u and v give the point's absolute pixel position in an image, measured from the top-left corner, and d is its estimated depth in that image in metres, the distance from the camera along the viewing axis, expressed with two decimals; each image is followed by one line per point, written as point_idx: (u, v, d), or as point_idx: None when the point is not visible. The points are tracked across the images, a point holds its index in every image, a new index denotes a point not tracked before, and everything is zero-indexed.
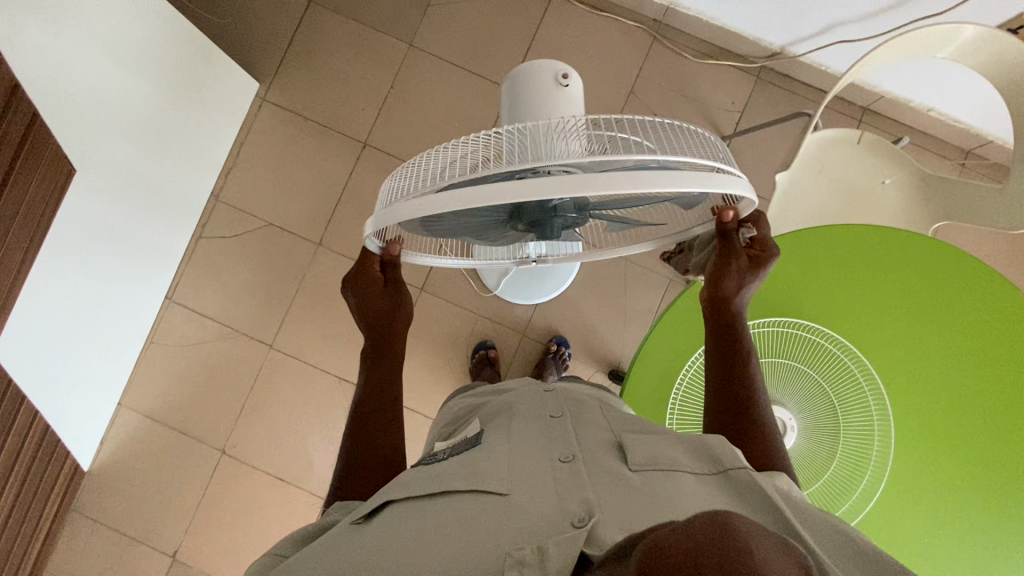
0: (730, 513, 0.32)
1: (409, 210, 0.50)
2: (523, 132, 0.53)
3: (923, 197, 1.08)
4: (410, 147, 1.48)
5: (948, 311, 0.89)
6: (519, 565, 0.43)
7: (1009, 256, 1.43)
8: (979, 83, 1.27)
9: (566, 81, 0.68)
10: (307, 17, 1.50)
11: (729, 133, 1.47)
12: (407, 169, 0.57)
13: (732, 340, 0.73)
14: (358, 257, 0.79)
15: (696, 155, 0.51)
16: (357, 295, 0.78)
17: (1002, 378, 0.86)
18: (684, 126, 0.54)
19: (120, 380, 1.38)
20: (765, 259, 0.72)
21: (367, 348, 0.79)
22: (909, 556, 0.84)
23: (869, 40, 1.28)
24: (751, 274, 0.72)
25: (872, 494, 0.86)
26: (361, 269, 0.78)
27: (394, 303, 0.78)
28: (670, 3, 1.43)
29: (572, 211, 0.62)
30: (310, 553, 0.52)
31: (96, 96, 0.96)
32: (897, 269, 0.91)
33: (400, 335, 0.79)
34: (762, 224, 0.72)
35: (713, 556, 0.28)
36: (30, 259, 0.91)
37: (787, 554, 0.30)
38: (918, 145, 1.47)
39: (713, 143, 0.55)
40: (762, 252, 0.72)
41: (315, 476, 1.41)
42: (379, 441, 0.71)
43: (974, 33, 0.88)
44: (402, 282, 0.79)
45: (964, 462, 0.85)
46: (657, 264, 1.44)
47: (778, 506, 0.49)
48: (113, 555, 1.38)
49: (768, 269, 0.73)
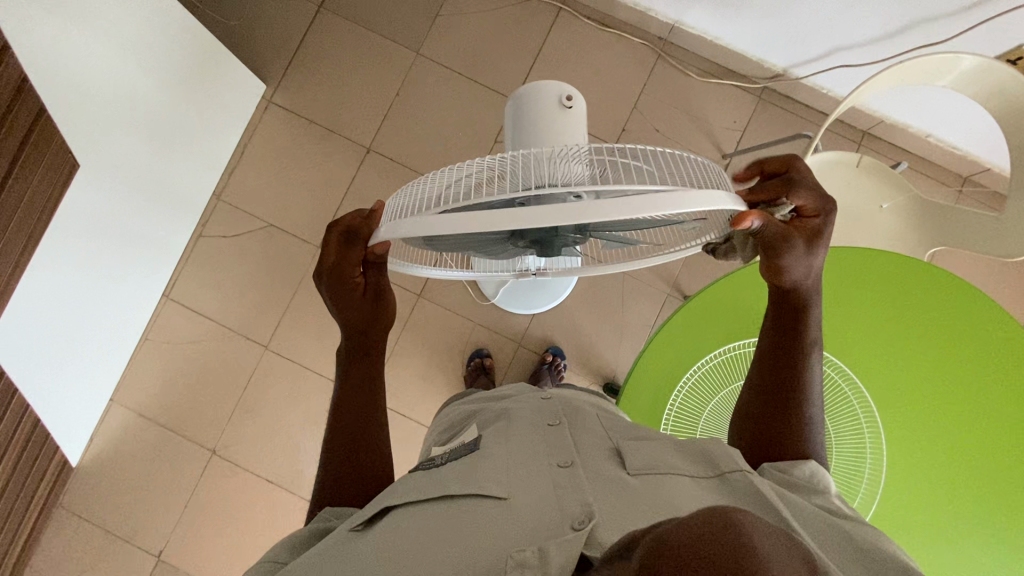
0: (730, 507, 0.32)
1: (412, 225, 0.50)
2: (527, 156, 0.53)
3: (922, 223, 1.09)
4: (414, 155, 1.49)
5: (919, 314, 0.91)
6: (521, 566, 0.44)
7: (1002, 284, 1.44)
8: (977, 112, 1.29)
9: (570, 103, 0.68)
10: (317, 22, 1.51)
11: (730, 152, 1.48)
12: (410, 187, 0.57)
13: (793, 327, 0.69)
14: (331, 262, 0.68)
15: (700, 183, 0.51)
16: (338, 300, 0.72)
17: (977, 369, 0.88)
18: (686, 156, 0.54)
19: (113, 376, 1.37)
20: (826, 220, 0.63)
21: (344, 347, 0.77)
22: (920, 555, 0.84)
23: (869, 66, 1.30)
24: (816, 248, 0.63)
25: (873, 497, 0.87)
26: (337, 275, 0.69)
27: (377, 309, 0.74)
28: (676, 22, 1.45)
29: (573, 232, 0.62)
30: (308, 564, 0.52)
31: (102, 91, 0.96)
32: (870, 277, 0.93)
33: (381, 340, 0.76)
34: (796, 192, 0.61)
35: (714, 549, 0.28)
36: (30, 250, 0.91)
37: (788, 547, 0.31)
38: (917, 171, 1.49)
39: (715, 171, 0.56)
40: (816, 216, 0.63)
41: (305, 480, 1.40)
42: (371, 445, 0.71)
43: (974, 63, 0.90)
44: (384, 285, 0.73)
45: (956, 456, 0.86)
46: (655, 279, 1.45)
47: (775, 506, 0.49)
48: (97, 552, 1.37)
49: (824, 232, 0.63)
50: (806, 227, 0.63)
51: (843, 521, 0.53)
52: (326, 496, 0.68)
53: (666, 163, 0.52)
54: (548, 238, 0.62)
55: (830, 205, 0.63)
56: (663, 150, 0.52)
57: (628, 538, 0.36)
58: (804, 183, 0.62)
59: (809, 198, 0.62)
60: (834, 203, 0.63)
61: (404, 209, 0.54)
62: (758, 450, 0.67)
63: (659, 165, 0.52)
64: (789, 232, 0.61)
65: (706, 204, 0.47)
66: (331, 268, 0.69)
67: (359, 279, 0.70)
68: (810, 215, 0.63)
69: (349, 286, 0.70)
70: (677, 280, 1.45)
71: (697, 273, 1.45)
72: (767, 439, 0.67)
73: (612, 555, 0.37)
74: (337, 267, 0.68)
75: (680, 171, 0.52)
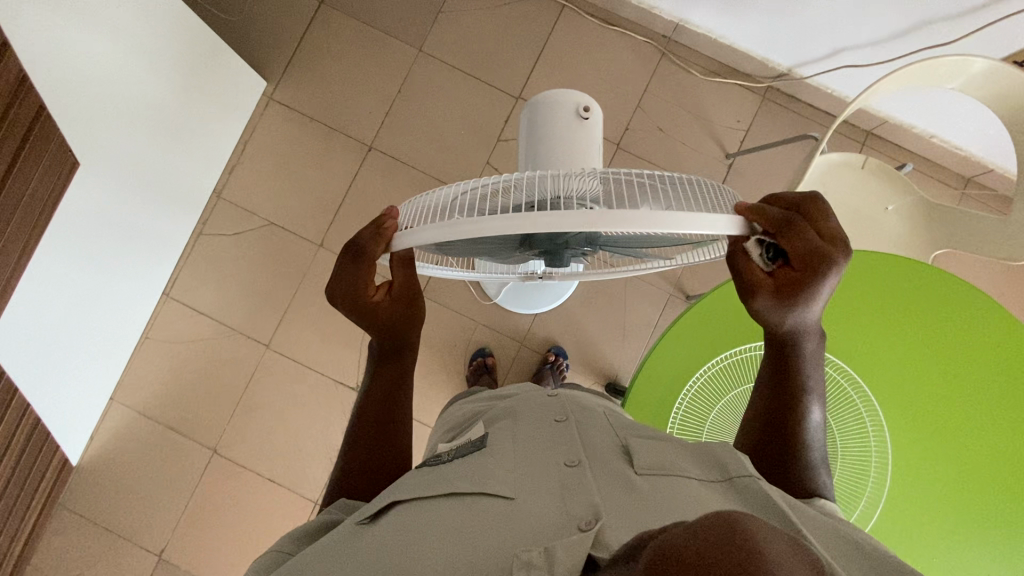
0: (743, 513, 0.31)
1: (432, 233, 0.49)
2: (541, 176, 0.52)
3: (925, 225, 1.09)
4: (416, 154, 1.48)
5: (924, 316, 0.91)
6: (528, 567, 0.43)
7: (1004, 286, 1.44)
8: (980, 113, 1.29)
9: (587, 113, 0.69)
10: (318, 18, 1.50)
11: (733, 152, 1.48)
12: (421, 201, 0.56)
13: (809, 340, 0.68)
14: (348, 287, 0.65)
15: (713, 207, 0.51)
16: (364, 318, 0.70)
17: (981, 368, 0.88)
18: (701, 180, 0.54)
19: (114, 374, 1.37)
20: (814, 276, 0.56)
21: (372, 350, 0.76)
22: (928, 556, 0.84)
23: (876, 66, 1.29)
24: (792, 302, 0.59)
25: (879, 501, 0.87)
26: (356, 300, 0.66)
27: (406, 318, 0.71)
28: (680, 20, 1.44)
29: (584, 245, 0.62)
30: (314, 557, 0.52)
31: (102, 87, 0.95)
32: (876, 282, 0.92)
33: (411, 342, 0.75)
34: (789, 236, 0.55)
35: (730, 560, 0.27)
36: (31, 248, 0.91)
37: (801, 557, 0.30)
38: (921, 172, 1.49)
39: (728, 195, 0.56)
40: (800, 268, 0.56)
41: (307, 479, 1.40)
42: (388, 445, 0.71)
43: (983, 66, 0.90)
44: (413, 284, 0.69)
45: (961, 455, 0.86)
46: (657, 278, 1.44)
47: (784, 511, 0.49)
48: (98, 551, 1.36)
49: (817, 287, 0.57)
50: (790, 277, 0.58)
51: (850, 530, 0.53)
52: (340, 488, 0.69)
53: (685, 190, 0.53)
54: (558, 249, 0.62)
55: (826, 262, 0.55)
56: (677, 174, 0.52)
57: (635, 543, 0.35)
58: (795, 230, 0.55)
59: (793, 246, 0.55)
60: (832, 257, 0.55)
61: (418, 221, 0.54)
62: (762, 451, 0.68)
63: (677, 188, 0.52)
64: (757, 276, 0.60)
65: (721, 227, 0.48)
66: (344, 296, 0.66)
67: (378, 298, 0.68)
68: (798, 267, 0.57)
69: (369, 306, 0.68)
70: (680, 280, 1.44)
71: (700, 273, 1.45)
72: (771, 440, 0.68)
73: (619, 556, 0.37)
74: (349, 289, 0.65)
75: (696, 200, 0.52)
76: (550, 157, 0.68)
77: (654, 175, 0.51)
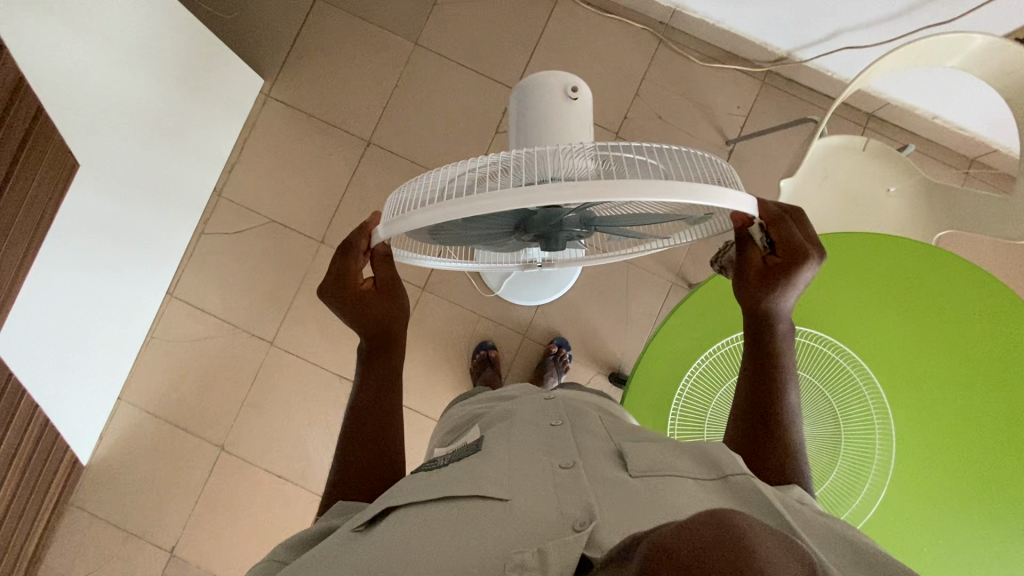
0: (732, 512, 0.31)
1: (425, 217, 0.50)
2: (531, 153, 0.52)
3: (927, 205, 1.08)
4: (415, 147, 1.48)
5: (933, 299, 0.90)
6: (521, 568, 0.44)
7: (1010, 266, 1.43)
8: (984, 91, 1.27)
9: (576, 93, 0.68)
10: (314, 13, 1.50)
11: (733, 138, 1.47)
12: (413, 185, 0.57)
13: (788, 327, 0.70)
14: (339, 274, 0.70)
15: (703, 178, 0.51)
16: (349, 308, 0.72)
17: (987, 353, 0.87)
18: (692, 151, 0.54)
19: (120, 374, 1.38)
20: (790, 264, 0.62)
21: (362, 346, 0.77)
22: (928, 542, 0.84)
23: (875, 47, 1.28)
24: (769, 287, 0.65)
25: (880, 488, 0.87)
26: (344, 286, 0.71)
27: (391, 308, 0.73)
28: (677, 5, 1.43)
29: (578, 225, 0.63)
30: (309, 565, 0.52)
31: (97, 89, 0.94)
32: (884, 265, 0.92)
33: (397, 336, 0.75)
34: (782, 224, 0.63)
35: (716, 558, 0.27)
36: (34, 249, 0.91)
37: (790, 555, 0.30)
38: (924, 153, 1.47)
39: (720, 166, 0.55)
40: (781, 255, 0.63)
41: (314, 474, 1.41)
42: (380, 442, 0.70)
43: (982, 42, 0.89)
44: (395, 277, 0.72)
45: (964, 442, 0.86)
46: (659, 266, 1.44)
47: (777, 510, 0.49)
48: (111, 549, 1.38)
49: (793, 277, 0.63)
50: (768, 267, 0.65)
51: (843, 525, 0.52)
52: (335, 491, 0.68)
53: (676, 161, 0.53)
54: (552, 232, 0.62)
55: (799, 257, 0.62)
56: (668, 145, 0.52)
57: (627, 538, 0.35)
58: (786, 225, 0.63)
59: (780, 233, 0.63)
60: (807, 250, 0.62)
61: (411, 204, 0.54)
62: (749, 440, 0.67)
63: (668, 159, 0.52)
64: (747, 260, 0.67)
65: (711, 199, 0.47)
66: (333, 284, 0.71)
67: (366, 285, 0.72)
68: (780, 255, 0.63)
69: (358, 293, 0.72)
70: (681, 269, 1.44)
71: (701, 261, 1.44)
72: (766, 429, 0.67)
73: (611, 556, 0.37)
74: (338, 277, 0.71)
75: (687, 173, 0.52)
76: (541, 140, 0.68)
77: (644, 149, 0.51)
